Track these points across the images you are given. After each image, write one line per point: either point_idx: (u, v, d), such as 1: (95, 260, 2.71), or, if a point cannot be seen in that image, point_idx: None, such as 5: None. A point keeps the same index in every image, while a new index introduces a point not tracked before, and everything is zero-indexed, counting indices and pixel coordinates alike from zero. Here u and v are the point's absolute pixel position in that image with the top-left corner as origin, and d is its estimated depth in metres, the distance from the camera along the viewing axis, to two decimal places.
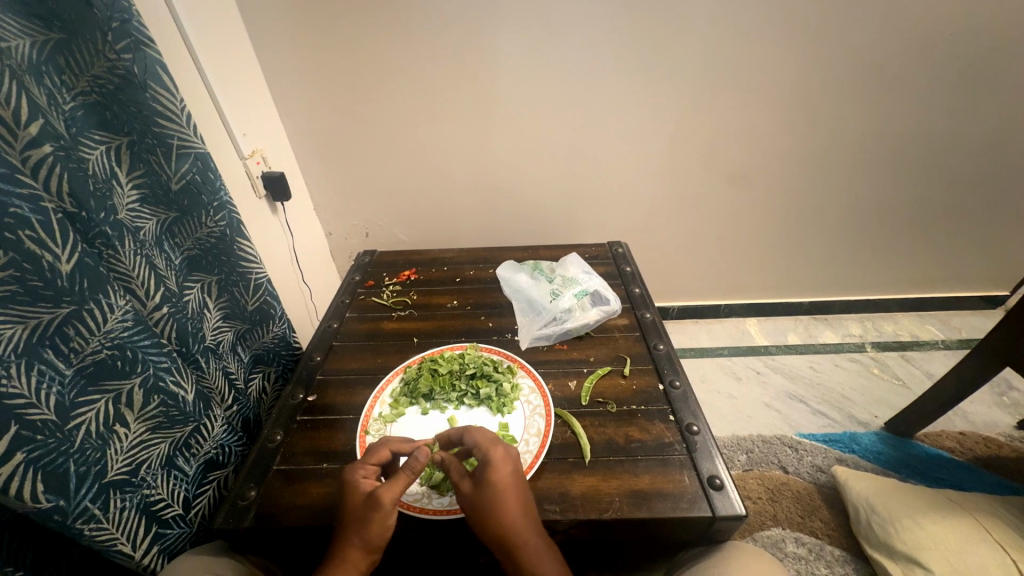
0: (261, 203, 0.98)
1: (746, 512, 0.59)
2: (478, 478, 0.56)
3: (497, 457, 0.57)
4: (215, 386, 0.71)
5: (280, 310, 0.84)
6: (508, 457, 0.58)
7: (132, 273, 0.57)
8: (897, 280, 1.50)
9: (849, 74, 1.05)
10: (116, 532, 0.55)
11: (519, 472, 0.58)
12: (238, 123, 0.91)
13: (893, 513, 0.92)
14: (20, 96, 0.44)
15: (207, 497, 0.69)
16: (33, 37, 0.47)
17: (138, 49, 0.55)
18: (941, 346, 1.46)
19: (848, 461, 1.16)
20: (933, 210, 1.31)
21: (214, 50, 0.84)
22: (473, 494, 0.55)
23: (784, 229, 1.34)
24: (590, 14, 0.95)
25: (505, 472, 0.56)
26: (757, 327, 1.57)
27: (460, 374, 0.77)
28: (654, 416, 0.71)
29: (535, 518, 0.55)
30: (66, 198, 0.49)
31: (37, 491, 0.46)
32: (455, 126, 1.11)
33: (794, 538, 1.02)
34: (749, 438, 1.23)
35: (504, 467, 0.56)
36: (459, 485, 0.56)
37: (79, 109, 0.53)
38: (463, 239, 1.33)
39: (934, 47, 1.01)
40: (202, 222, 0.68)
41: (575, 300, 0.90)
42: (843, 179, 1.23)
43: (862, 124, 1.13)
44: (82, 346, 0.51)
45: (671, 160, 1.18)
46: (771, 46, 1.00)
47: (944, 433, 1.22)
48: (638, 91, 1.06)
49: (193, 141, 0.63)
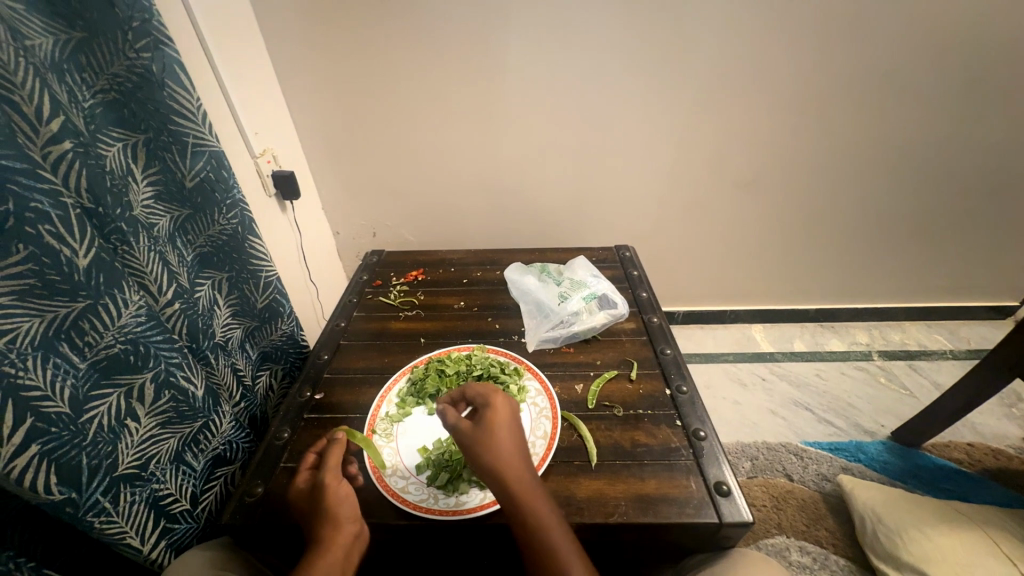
0: (271, 201, 0.99)
1: (753, 519, 0.59)
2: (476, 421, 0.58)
3: (496, 405, 0.59)
4: (223, 383, 0.71)
5: (289, 308, 0.85)
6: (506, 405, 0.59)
7: (146, 269, 0.58)
8: (906, 289, 1.48)
9: (859, 81, 1.04)
10: (125, 526, 0.55)
11: (516, 422, 0.59)
12: (250, 123, 0.92)
13: (900, 524, 0.91)
14: (41, 92, 0.45)
15: (213, 493, 0.70)
16: (55, 34, 0.48)
17: (157, 48, 0.56)
18: (949, 356, 1.45)
19: (854, 471, 1.15)
20: (943, 218, 1.30)
21: (228, 50, 0.85)
22: (468, 435, 0.56)
23: (792, 236, 1.33)
24: (601, 19, 0.95)
25: (501, 418, 0.57)
26: (763, 333, 1.56)
27: (467, 375, 0.77)
28: (660, 421, 0.70)
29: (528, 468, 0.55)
30: (85, 194, 0.50)
31: (50, 483, 0.47)
32: (464, 127, 1.11)
33: (798, 547, 1.02)
34: (754, 445, 1.22)
35: (501, 415, 0.58)
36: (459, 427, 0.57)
37: (98, 106, 0.54)
38: (470, 240, 1.34)
39: (946, 55, 1.00)
40: (214, 219, 0.68)
41: (583, 303, 0.90)
42: (852, 187, 1.22)
43: (873, 132, 1.12)
44: (96, 340, 0.51)
45: (679, 164, 1.17)
46: (781, 53, 1.00)
47: (951, 444, 1.21)
48: (648, 95, 1.06)
49: (208, 139, 0.64)
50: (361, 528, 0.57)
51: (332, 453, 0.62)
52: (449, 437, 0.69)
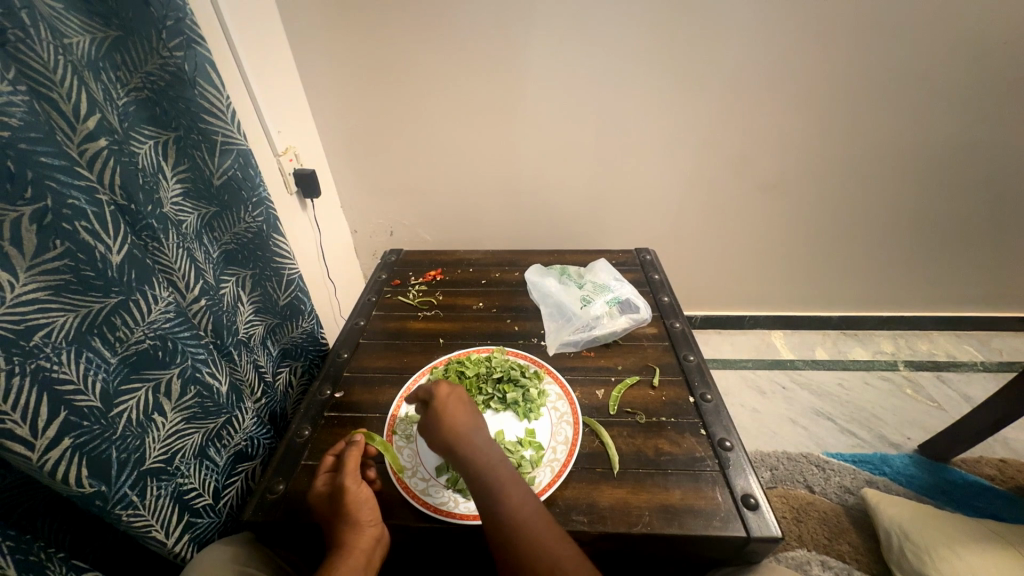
0: (292, 199, 0.99)
1: (782, 534, 0.57)
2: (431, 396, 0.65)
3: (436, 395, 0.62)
4: (246, 379, 0.72)
5: (310, 306, 0.85)
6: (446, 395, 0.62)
7: (174, 265, 0.58)
8: (936, 297, 1.44)
9: (893, 83, 1.01)
10: (151, 519, 0.56)
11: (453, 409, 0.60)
12: (274, 122, 0.92)
13: (929, 542, 0.88)
14: (79, 91, 0.45)
15: (235, 488, 0.70)
16: (92, 34, 0.49)
17: (190, 46, 0.56)
18: (979, 368, 1.40)
19: (878, 484, 1.12)
20: (979, 226, 1.25)
21: (254, 48, 0.86)
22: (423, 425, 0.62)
23: (818, 241, 1.30)
24: (626, 18, 0.94)
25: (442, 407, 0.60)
26: (783, 340, 1.52)
27: (486, 377, 0.77)
28: (684, 429, 0.69)
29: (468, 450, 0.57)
30: (118, 191, 0.50)
31: (81, 476, 0.47)
32: (484, 127, 1.10)
33: (819, 561, 0.99)
34: (774, 455, 1.19)
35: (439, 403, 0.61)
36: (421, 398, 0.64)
37: (131, 105, 0.55)
38: (488, 241, 1.33)
39: (988, 56, 0.97)
40: (240, 217, 0.68)
41: (605, 307, 0.89)
42: (882, 192, 1.19)
43: (907, 135, 1.09)
44: (127, 335, 0.52)
45: (701, 166, 1.15)
46: (812, 53, 0.97)
47: (982, 459, 1.16)
48: (672, 95, 1.04)
49: (237, 138, 0.64)
50: (381, 532, 0.58)
51: (350, 457, 0.61)
52: None
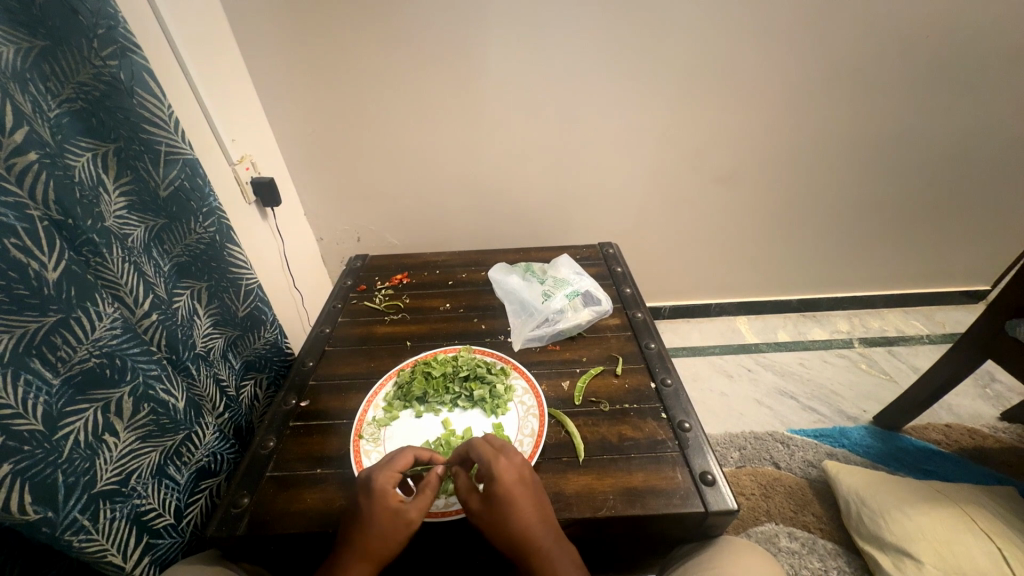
0: (250, 209, 0.97)
1: (737, 506, 0.60)
2: (486, 494, 0.55)
3: (503, 469, 0.56)
4: (206, 393, 0.70)
5: (271, 315, 0.83)
6: (513, 465, 0.58)
7: (120, 280, 0.57)
8: (883, 276, 1.52)
9: (828, 77, 1.07)
10: (107, 543, 0.55)
11: (525, 481, 0.57)
12: (227, 130, 0.90)
13: (883, 505, 0.93)
14: (4, 103, 0.43)
15: (199, 505, 0.69)
16: (16, 44, 0.46)
17: (125, 55, 0.55)
18: (926, 340, 1.49)
19: (838, 456, 1.18)
20: (917, 207, 1.34)
21: (203, 57, 0.84)
22: (483, 510, 0.55)
23: (772, 228, 1.36)
24: (577, 20, 0.96)
25: (511, 481, 0.56)
26: (747, 325, 1.58)
27: (454, 376, 0.77)
28: (646, 414, 0.71)
29: (550, 520, 0.56)
30: (53, 206, 0.48)
31: (25, 503, 0.46)
32: (445, 129, 1.11)
33: (787, 533, 1.03)
34: (742, 435, 1.24)
35: (510, 478, 0.56)
36: (469, 504, 0.55)
37: (65, 116, 0.52)
38: (456, 242, 1.34)
39: (911, 48, 1.04)
40: (191, 228, 0.67)
41: (567, 301, 0.91)
42: (828, 179, 1.25)
43: (846, 125, 1.15)
44: (70, 354, 0.50)
45: (659, 161, 1.19)
46: (754, 49, 1.02)
47: (930, 426, 1.24)
48: (627, 93, 1.07)
49: (181, 147, 0.63)
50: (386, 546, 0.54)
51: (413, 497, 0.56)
52: (437, 439, 0.69)
